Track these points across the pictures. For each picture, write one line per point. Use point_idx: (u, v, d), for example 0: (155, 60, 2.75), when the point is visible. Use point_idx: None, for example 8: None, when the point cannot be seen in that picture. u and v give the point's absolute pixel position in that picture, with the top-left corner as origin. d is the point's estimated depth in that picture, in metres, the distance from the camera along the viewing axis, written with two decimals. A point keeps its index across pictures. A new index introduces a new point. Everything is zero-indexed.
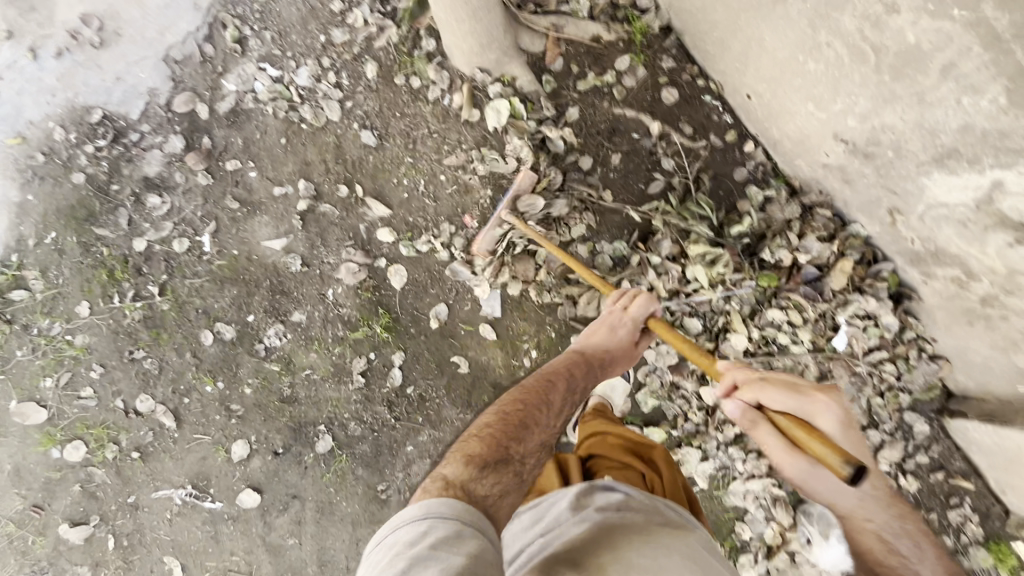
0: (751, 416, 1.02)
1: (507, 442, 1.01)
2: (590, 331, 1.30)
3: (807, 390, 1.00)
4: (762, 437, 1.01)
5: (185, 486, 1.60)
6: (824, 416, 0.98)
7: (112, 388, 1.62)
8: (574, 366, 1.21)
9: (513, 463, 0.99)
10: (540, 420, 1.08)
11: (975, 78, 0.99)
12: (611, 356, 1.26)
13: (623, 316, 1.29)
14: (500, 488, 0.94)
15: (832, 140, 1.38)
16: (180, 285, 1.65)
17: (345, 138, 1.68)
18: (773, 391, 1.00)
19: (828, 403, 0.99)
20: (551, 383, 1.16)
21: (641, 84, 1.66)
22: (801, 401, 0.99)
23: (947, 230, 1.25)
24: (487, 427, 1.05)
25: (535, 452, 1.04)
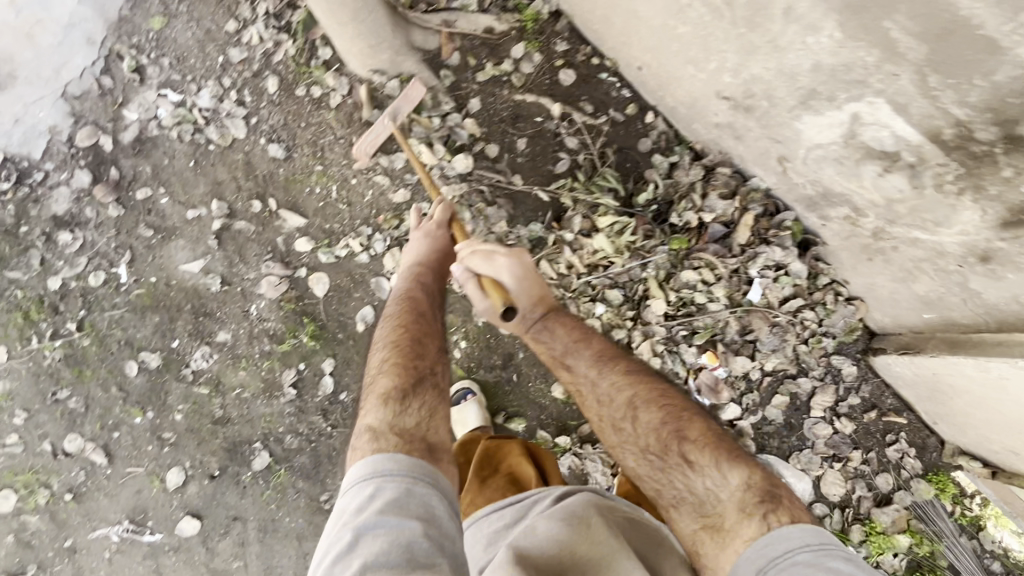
0: (464, 277, 1.22)
1: (414, 361, 1.06)
2: (418, 245, 1.38)
3: (496, 252, 1.23)
4: (470, 293, 1.23)
5: (121, 521, 1.57)
6: (505, 272, 1.22)
7: (38, 431, 1.59)
8: (424, 278, 1.31)
9: (429, 379, 1.05)
10: (426, 331, 1.16)
11: (812, 18, 1.03)
12: (445, 258, 1.38)
13: (430, 227, 1.38)
14: (429, 405, 1.00)
15: (716, 99, 1.42)
16: (99, 319, 1.62)
17: (254, 154, 1.68)
18: (472, 257, 1.22)
19: (506, 259, 1.22)
20: (415, 298, 1.24)
21: (538, 69, 1.69)
22: (488, 261, 1.22)
23: (828, 170, 1.29)
24: (386, 361, 1.07)
25: (439, 356, 1.12)
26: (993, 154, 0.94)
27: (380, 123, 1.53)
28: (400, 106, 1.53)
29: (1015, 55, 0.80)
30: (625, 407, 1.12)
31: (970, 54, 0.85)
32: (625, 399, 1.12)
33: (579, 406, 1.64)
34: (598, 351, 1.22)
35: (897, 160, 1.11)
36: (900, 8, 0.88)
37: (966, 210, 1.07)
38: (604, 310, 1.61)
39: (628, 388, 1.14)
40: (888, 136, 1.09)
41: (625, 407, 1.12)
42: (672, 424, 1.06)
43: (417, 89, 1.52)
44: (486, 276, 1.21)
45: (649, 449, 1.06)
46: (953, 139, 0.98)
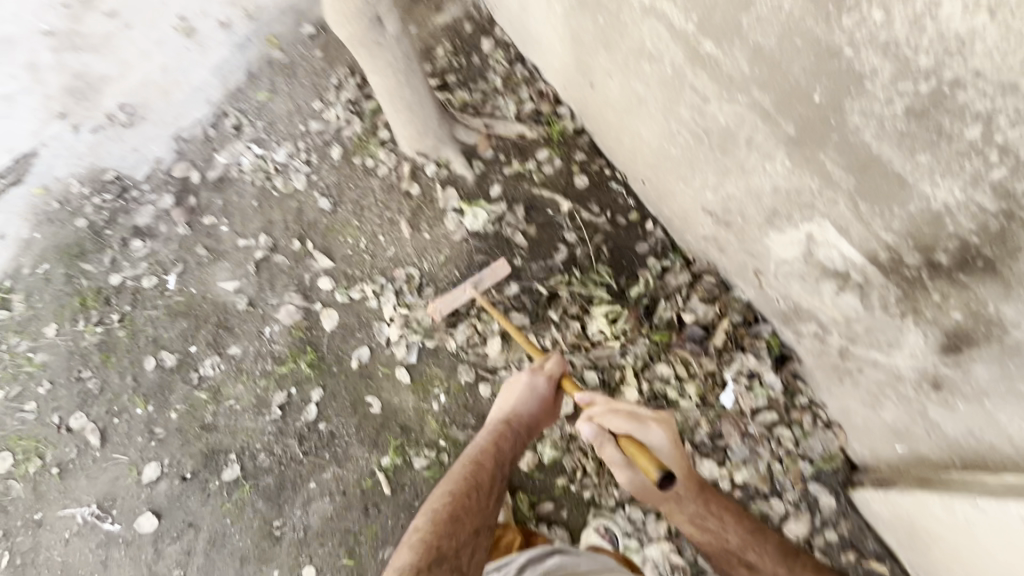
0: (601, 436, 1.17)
1: (444, 538, 1.10)
2: (513, 398, 1.38)
3: (646, 417, 1.20)
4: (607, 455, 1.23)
5: (90, 504, 1.66)
6: (658, 439, 1.18)
7: (53, 404, 1.76)
8: (502, 440, 1.32)
9: (451, 561, 1.07)
10: (475, 506, 1.19)
11: (767, 148, 1.21)
12: (531, 421, 1.37)
13: (529, 387, 1.38)
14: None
15: (702, 214, 1.60)
16: (139, 315, 1.86)
17: (306, 203, 1.98)
18: (614, 416, 1.18)
19: (659, 430, 1.18)
20: (482, 465, 1.26)
21: (557, 171, 1.95)
22: (634, 424, 1.18)
23: (794, 285, 1.39)
24: (424, 527, 1.12)
25: (473, 539, 1.14)
26: (921, 278, 1.03)
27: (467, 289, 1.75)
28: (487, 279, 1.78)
29: (919, 190, 0.93)
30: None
31: (887, 187, 0.99)
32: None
33: (543, 482, 1.64)
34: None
35: (848, 279, 1.20)
36: (829, 144, 1.05)
37: (911, 332, 1.12)
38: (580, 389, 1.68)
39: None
40: (837, 256, 1.19)
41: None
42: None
43: (503, 267, 1.80)
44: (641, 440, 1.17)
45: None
46: (888, 261, 1.08)
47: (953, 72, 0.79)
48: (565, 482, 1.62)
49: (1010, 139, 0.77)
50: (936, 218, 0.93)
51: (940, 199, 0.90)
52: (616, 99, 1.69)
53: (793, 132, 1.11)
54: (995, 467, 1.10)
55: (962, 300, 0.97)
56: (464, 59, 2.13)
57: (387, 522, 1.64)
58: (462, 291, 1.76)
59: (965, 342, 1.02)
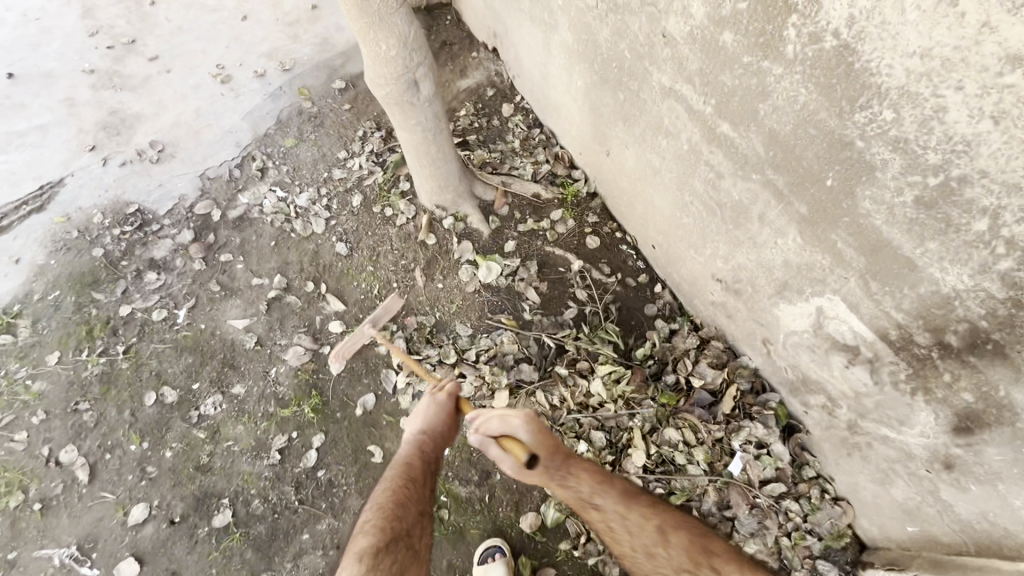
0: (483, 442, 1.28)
1: (391, 528, 1.26)
2: (422, 410, 1.41)
3: (511, 414, 1.30)
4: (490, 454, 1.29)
5: (69, 545, 1.58)
6: (520, 429, 1.29)
7: (45, 435, 1.72)
8: (425, 442, 1.38)
9: (401, 541, 1.25)
10: (414, 497, 1.32)
11: (779, 225, 1.28)
12: (449, 422, 1.41)
13: (437, 395, 1.42)
14: (397, 565, 1.22)
15: (711, 281, 1.65)
16: (145, 348, 1.84)
17: (323, 247, 2.02)
18: (487, 420, 1.30)
19: (519, 419, 1.30)
20: (410, 464, 1.35)
21: (570, 231, 2.02)
22: (502, 421, 1.30)
23: (803, 356, 1.42)
24: (370, 520, 1.28)
25: (419, 520, 1.31)
26: (931, 357, 1.06)
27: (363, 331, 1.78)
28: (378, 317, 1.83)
29: (929, 274, 0.98)
30: (657, 534, 1.30)
31: (898, 269, 1.04)
32: (655, 527, 1.30)
33: (545, 545, 1.59)
34: (618, 486, 1.36)
35: (858, 353, 1.23)
36: (840, 226, 1.11)
37: (921, 410, 1.14)
38: (586, 450, 1.67)
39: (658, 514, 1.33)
40: (847, 331, 1.23)
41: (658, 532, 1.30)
42: (697, 542, 1.27)
43: (395, 300, 1.88)
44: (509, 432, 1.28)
45: (683, 568, 1.24)
46: (898, 339, 1.11)
47: (961, 169, 0.85)
48: (568, 547, 1.57)
49: (1016, 233, 0.83)
50: (946, 300, 0.97)
51: (950, 284, 0.95)
52: (631, 167, 1.79)
53: (805, 212, 1.18)
54: (1012, 554, 1.10)
55: (973, 381, 1.00)
56: (484, 121, 2.25)
57: None
58: (360, 331, 1.80)
59: (976, 423, 1.04)
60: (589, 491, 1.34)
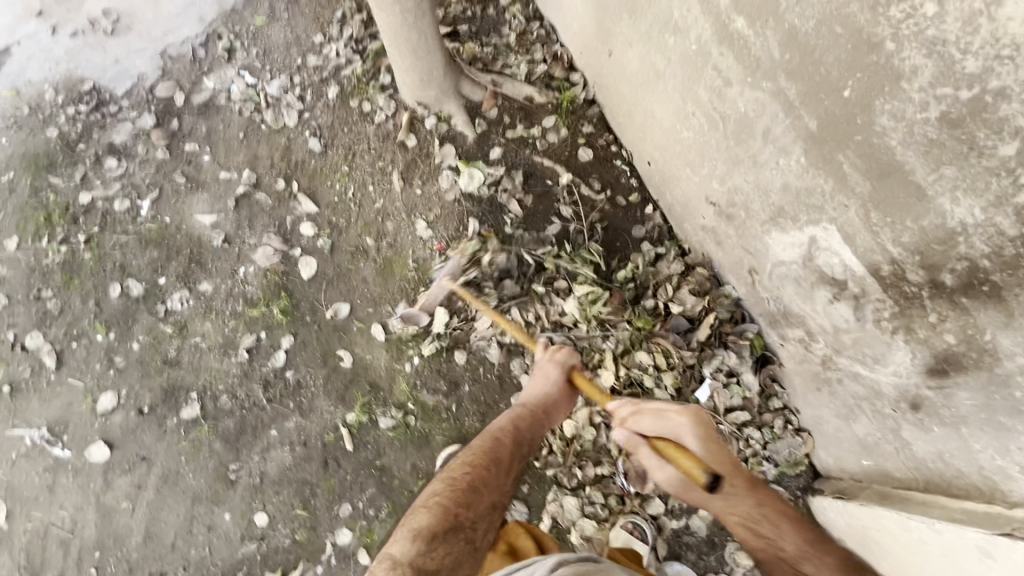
0: (635, 441, 1.16)
1: (457, 510, 1.10)
2: (530, 386, 1.39)
3: (676, 416, 1.16)
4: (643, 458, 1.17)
5: (40, 427, 1.59)
6: (686, 432, 1.15)
7: (10, 320, 1.67)
8: (520, 422, 1.30)
9: (464, 529, 1.09)
10: (491, 484, 1.17)
11: (784, 141, 1.15)
12: (553, 407, 1.36)
13: (548, 371, 1.39)
14: (452, 557, 1.04)
15: (705, 203, 1.54)
16: (108, 239, 1.76)
17: (295, 142, 1.87)
18: (642, 417, 1.17)
19: (687, 422, 1.16)
20: (499, 441, 1.25)
21: (561, 141, 1.87)
22: (661, 419, 1.17)
23: (788, 288, 1.35)
24: (436, 495, 1.12)
25: (489, 513, 1.14)
26: (920, 296, 0.99)
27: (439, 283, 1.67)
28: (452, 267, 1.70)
29: (938, 205, 0.88)
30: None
31: (902, 198, 0.94)
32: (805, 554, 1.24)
33: None
34: (779, 510, 1.24)
35: (845, 289, 1.16)
36: (850, 145, 0.99)
37: (899, 349, 1.09)
38: None
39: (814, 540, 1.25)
40: (837, 263, 1.15)
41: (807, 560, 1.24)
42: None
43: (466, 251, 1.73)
44: (667, 436, 1.15)
45: None
46: (890, 276, 1.03)
47: (1000, 81, 0.73)
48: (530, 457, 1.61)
49: None
50: (950, 236, 0.89)
51: (957, 217, 0.86)
52: (634, 71, 1.60)
53: (814, 128, 1.05)
54: (958, 493, 1.10)
55: (959, 323, 0.94)
56: (478, 8, 2.01)
57: (345, 477, 1.59)
58: (439, 287, 1.68)
59: (954, 366, 0.99)
60: (744, 510, 1.23)
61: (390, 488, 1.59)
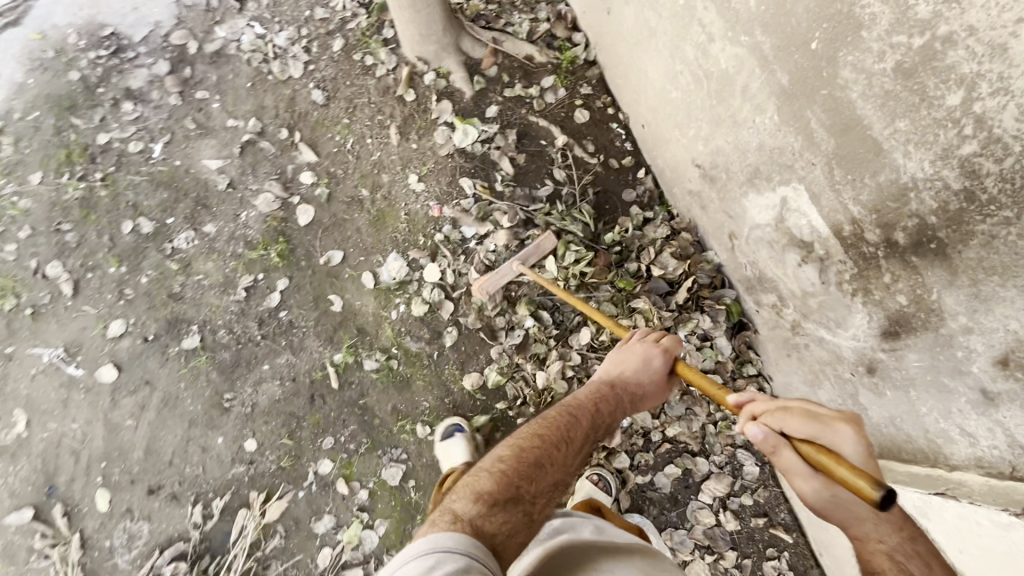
0: (772, 442, 0.81)
1: (523, 481, 0.88)
2: (622, 364, 1.19)
3: (829, 416, 0.80)
4: (783, 466, 0.80)
5: (57, 348, 1.73)
6: (847, 441, 0.77)
7: (32, 249, 1.80)
8: (604, 401, 1.10)
9: (525, 505, 0.85)
10: (560, 463, 0.94)
11: (759, 99, 1.14)
12: (640, 394, 1.15)
13: (648, 352, 1.19)
14: (509, 527, 0.82)
15: (691, 166, 1.53)
16: (122, 178, 1.86)
17: (300, 93, 1.92)
18: (789, 417, 0.82)
19: (853, 431, 0.78)
20: (578, 416, 1.04)
21: (559, 102, 1.87)
22: (816, 420, 0.80)
23: (762, 252, 1.35)
24: (502, 460, 0.91)
25: (552, 493, 0.91)
26: (877, 256, 0.99)
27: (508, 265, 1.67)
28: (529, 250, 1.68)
29: (893, 159, 0.88)
30: None
31: (863, 153, 0.93)
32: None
33: (486, 403, 1.69)
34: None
35: (812, 250, 1.16)
36: (817, 100, 0.99)
37: (858, 312, 1.09)
38: (534, 325, 1.69)
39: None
40: (805, 225, 1.15)
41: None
42: None
43: (548, 240, 1.70)
44: (810, 437, 0.79)
45: None
46: (850, 236, 1.03)
47: (948, 26, 0.73)
48: (504, 407, 1.67)
49: (987, 109, 0.72)
50: (902, 191, 0.88)
51: (909, 171, 0.86)
52: (629, 28, 1.59)
53: (786, 83, 1.04)
54: (908, 458, 1.09)
55: (909, 283, 0.94)
56: None
57: (330, 412, 1.69)
58: (508, 267, 1.68)
59: (904, 327, 0.99)
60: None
61: (371, 426, 1.68)
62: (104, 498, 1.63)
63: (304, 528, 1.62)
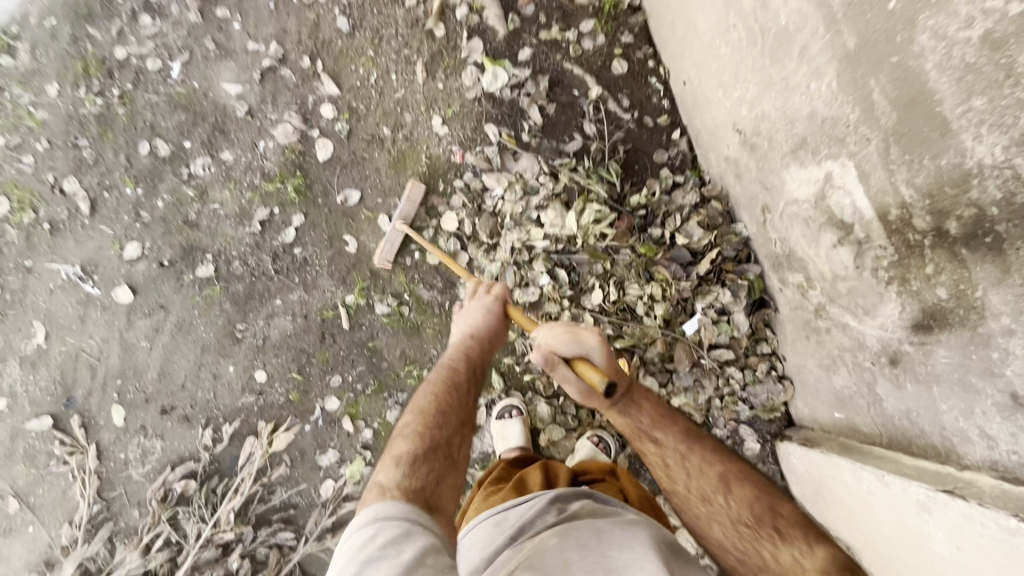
0: (551, 361, 1.16)
1: (432, 432, 1.01)
2: (469, 319, 1.35)
3: (582, 332, 1.18)
4: (559, 376, 1.17)
5: (74, 265, 1.74)
6: (592, 349, 1.16)
7: (49, 163, 1.78)
8: (471, 351, 1.26)
9: (442, 449, 0.98)
10: (457, 405, 1.10)
11: (819, 62, 1.05)
12: (498, 333, 1.33)
13: (487, 299, 1.36)
14: (435, 473, 0.94)
15: (731, 131, 1.45)
16: (139, 97, 1.80)
17: (324, 19, 1.80)
18: (557, 335, 1.17)
19: (594, 338, 1.17)
20: (456, 368, 1.19)
21: (597, 49, 1.75)
22: (573, 341, 1.16)
23: (796, 230, 1.29)
24: (408, 426, 1.03)
25: (460, 430, 1.05)
26: (922, 245, 0.93)
27: (391, 228, 1.68)
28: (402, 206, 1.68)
29: (959, 141, 0.81)
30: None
31: (926, 131, 0.86)
32: (761, 524, 0.98)
33: None
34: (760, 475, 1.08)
35: (851, 232, 1.09)
36: (884, 68, 0.90)
37: (890, 302, 1.05)
38: (548, 283, 1.66)
39: (762, 496, 1.02)
40: (849, 205, 1.08)
41: (767, 543, 0.96)
42: None
43: (418, 189, 1.68)
44: (569, 351, 1.16)
45: None
46: (896, 221, 0.97)
47: None
48: (511, 361, 1.66)
49: None
50: (965, 178, 0.82)
51: (976, 156, 0.79)
52: None
53: (852, 47, 0.95)
54: (916, 452, 1.09)
55: (953, 277, 0.89)
56: None
57: (339, 352, 1.70)
58: (394, 230, 1.68)
59: (939, 322, 0.94)
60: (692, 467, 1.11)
61: (379, 368, 1.70)
62: (120, 413, 1.69)
63: (309, 460, 1.68)
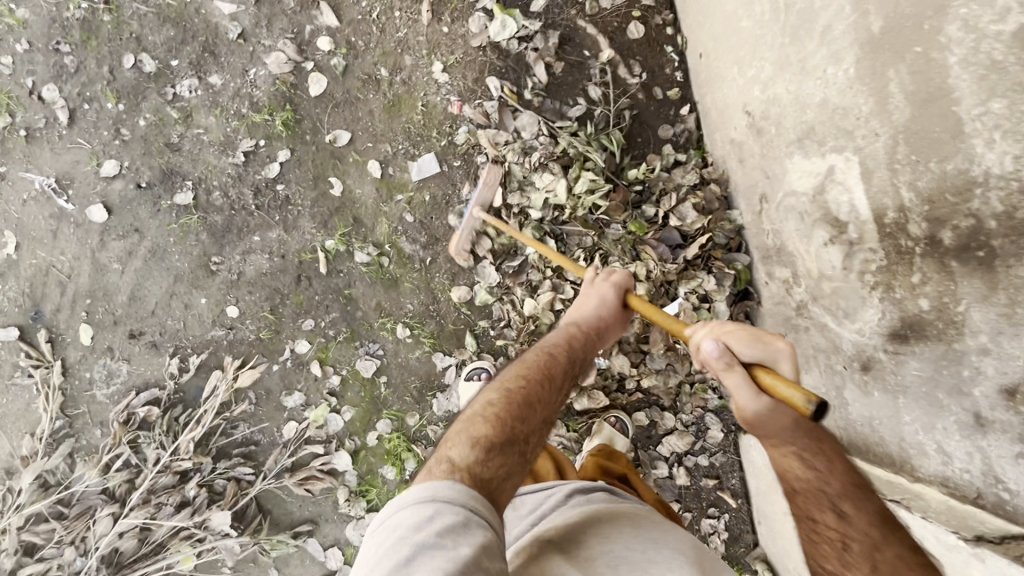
0: (724, 362, 0.85)
1: (515, 421, 0.84)
2: (580, 305, 1.24)
3: (770, 336, 0.86)
4: (730, 385, 0.84)
5: (48, 176, 1.68)
6: (788, 362, 0.84)
7: (28, 67, 1.69)
8: (574, 340, 1.10)
9: (520, 445, 0.82)
10: (547, 399, 0.92)
11: (840, 45, 0.98)
12: (605, 327, 1.20)
13: (604, 282, 1.26)
14: (505, 472, 0.78)
15: (740, 113, 1.38)
16: (126, 6, 1.69)
17: None
18: (734, 333, 0.87)
19: (786, 345, 0.85)
20: (554, 356, 1.02)
21: (615, 8, 1.65)
22: (760, 344, 0.85)
23: (790, 223, 1.24)
24: (491, 406, 0.86)
25: (542, 430, 0.88)
26: (913, 253, 0.89)
27: (469, 214, 1.59)
28: (481, 192, 1.59)
29: (970, 146, 0.76)
30: None
31: (938, 132, 0.80)
32: None
33: (469, 317, 1.66)
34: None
35: (843, 231, 1.05)
36: (906, 58, 0.84)
37: (871, 307, 1.01)
38: (533, 253, 1.61)
39: None
40: (846, 202, 1.03)
41: None
42: None
43: (496, 174, 1.59)
44: (752, 358, 0.85)
45: None
46: (891, 224, 0.93)
47: None
48: (486, 325, 1.65)
49: None
50: (968, 186, 0.77)
51: (985, 163, 0.74)
52: None
53: (876, 31, 0.89)
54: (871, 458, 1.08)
55: (938, 289, 0.86)
56: None
57: (314, 296, 1.67)
58: (471, 217, 1.60)
59: (916, 333, 0.91)
60: None
61: (352, 316, 1.67)
62: (88, 333, 1.67)
63: (274, 400, 1.68)
